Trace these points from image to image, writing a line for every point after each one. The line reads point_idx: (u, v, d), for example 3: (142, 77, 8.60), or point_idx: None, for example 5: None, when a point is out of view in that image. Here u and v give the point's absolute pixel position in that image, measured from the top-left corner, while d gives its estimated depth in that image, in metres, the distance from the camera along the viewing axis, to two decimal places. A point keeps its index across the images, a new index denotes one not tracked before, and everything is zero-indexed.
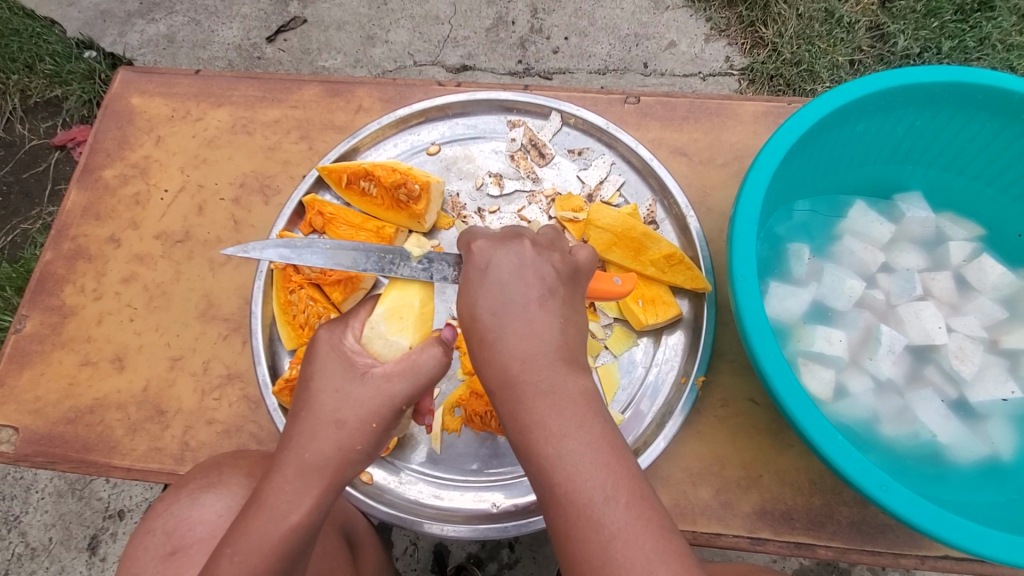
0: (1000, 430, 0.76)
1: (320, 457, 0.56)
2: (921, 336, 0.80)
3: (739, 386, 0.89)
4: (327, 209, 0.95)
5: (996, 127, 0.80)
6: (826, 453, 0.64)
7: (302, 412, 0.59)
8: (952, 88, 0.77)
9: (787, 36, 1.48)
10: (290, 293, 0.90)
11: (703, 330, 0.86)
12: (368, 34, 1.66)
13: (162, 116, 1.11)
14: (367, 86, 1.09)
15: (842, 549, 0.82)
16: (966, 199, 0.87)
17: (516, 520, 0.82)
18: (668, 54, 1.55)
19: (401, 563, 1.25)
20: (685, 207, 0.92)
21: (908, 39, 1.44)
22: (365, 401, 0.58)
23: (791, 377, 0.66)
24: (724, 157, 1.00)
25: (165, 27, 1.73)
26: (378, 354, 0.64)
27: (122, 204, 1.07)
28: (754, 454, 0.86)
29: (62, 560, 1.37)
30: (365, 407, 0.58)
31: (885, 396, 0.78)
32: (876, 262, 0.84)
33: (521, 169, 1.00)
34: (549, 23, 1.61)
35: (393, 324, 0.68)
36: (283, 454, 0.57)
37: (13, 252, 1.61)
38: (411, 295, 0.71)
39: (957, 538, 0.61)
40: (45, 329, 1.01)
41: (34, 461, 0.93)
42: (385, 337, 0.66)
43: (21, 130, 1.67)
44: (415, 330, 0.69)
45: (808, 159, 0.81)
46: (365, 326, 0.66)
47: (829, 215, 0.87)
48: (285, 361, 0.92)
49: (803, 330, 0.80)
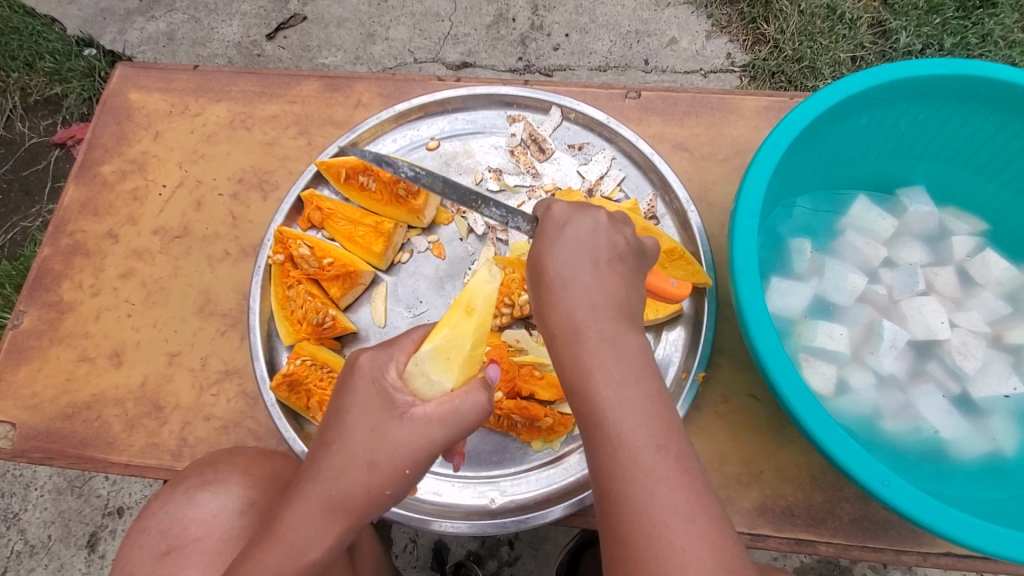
0: (1003, 426, 0.76)
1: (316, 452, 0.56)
2: (923, 331, 0.79)
3: (740, 381, 0.88)
4: (325, 204, 0.95)
5: (998, 121, 0.79)
6: (827, 449, 0.63)
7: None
8: (955, 82, 0.77)
9: (789, 33, 1.47)
10: (288, 288, 0.91)
11: (704, 325, 0.86)
12: (368, 31, 1.65)
13: (161, 111, 1.11)
14: (366, 81, 1.08)
15: (843, 545, 0.81)
16: (968, 193, 0.86)
17: (515, 516, 0.81)
18: (669, 51, 1.55)
19: (400, 560, 1.24)
20: (686, 202, 0.91)
21: (910, 35, 1.43)
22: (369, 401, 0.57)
23: (792, 371, 0.66)
24: (725, 152, 0.99)
25: (165, 24, 1.73)
26: (415, 391, 0.58)
27: (120, 200, 1.06)
28: (754, 450, 0.85)
29: (61, 557, 1.37)
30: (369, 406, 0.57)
31: (886, 392, 0.78)
32: (879, 256, 0.83)
33: (520, 164, 0.99)
34: (549, 20, 1.60)
35: (439, 363, 0.60)
36: None
37: (12, 249, 1.61)
38: (464, 336, 0.62)
39: (960, 534, 0.61)
40: (42, 325, 1.00)
41: (31, 457, 0.93)
42: (427, 375, 0.58)
43: (21, 128, 1.67)
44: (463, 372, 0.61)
45: (809, 153, 0.81)
46: (410, 361, 0.59)
47: (830, 210, 0.87)
48: (283, 356, 0.91)
49: (804, 325, 0.80)
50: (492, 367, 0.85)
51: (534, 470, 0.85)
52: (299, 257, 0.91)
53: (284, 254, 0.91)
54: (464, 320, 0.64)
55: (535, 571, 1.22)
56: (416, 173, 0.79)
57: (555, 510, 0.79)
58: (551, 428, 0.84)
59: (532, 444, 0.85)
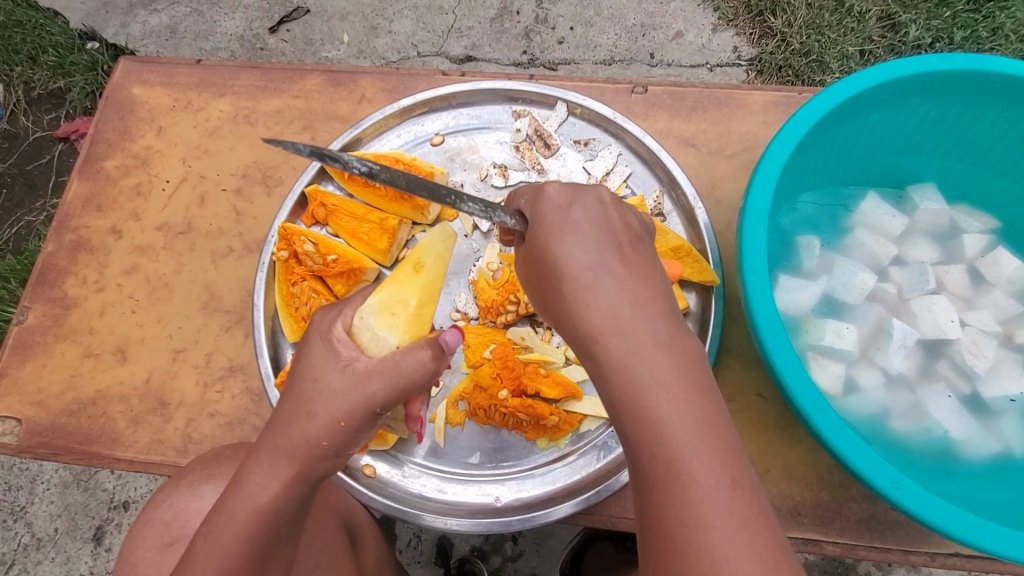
0: (1014, 426, 0.75)
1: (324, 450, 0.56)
2: (933, 330, 0.78)
3: (747, 379, 0.87)
4: (330, 200, 0.94)
5: (1013, 117, 0.78)
6: (837, 449, 0.63)
7: (300, 402, 0.58)
8: (969, 76, 0.75)
9: (796, 26, 1.45)
10: (292, 285, 0.91)
11: (711, 323, 0.85)
12: (371, 24, 1.64)
13: (163, 106, 1.10)
14: (369, 76, 1.07)
15: (850, 545, 0.81)
16: (980, 191, 0.85)
17: (520, 514, 0.81)
18: (675, 44, 1.53)
19: (404, 556, 1.24)
20: (693, 199, 0.90)
21: (920, 28, 1.41)
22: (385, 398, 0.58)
23: (801, 371, 0.65)
24: (733, 148, 0.98)
25: (167, 18, 1.71)
26: (365, 347, 0.63)
27: (123, 195, 1.06)
28: (761, 448, 0.85)
29: (68, 551, 1.38)
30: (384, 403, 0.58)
31: (895, 391, 0.77)
32: (889, 255, 0.82)
33: (526, 160, 0.98)
34: (554, 13, 1.58)
35: (383, 318, 0.67)
36: (285, 449, 0.57)
37: (16, 244, 1.61)
38: (408, 293, 0.71)
39: (972, 536, 0.60)
40: (47, 321, 1.00)
41: (36, 453, 0.93)
42: (373, 330, 0.65)
43: (24, 122, 1.66)
44: (407, 328, 0.68)
45: (819, 150, 0.80)
46: (356, 314, 0.65)
47: (840, 207, 0.86)
48: (287, 353, 0.91)
49: (814, 324, 0.79)
50: (498, 364, 0.84)
51: (539, 467, 0.84)
52: (303, 253, 0.91)
53: (288, 251, 0.91)
54: (409, 283, 0.73)
55: (539, 567, 1.22)
56: (372, 171, 0.59)
57: (561, 508, 0.79)
58: (557, 427, 0.84)
59: (537, 442, 0.85)
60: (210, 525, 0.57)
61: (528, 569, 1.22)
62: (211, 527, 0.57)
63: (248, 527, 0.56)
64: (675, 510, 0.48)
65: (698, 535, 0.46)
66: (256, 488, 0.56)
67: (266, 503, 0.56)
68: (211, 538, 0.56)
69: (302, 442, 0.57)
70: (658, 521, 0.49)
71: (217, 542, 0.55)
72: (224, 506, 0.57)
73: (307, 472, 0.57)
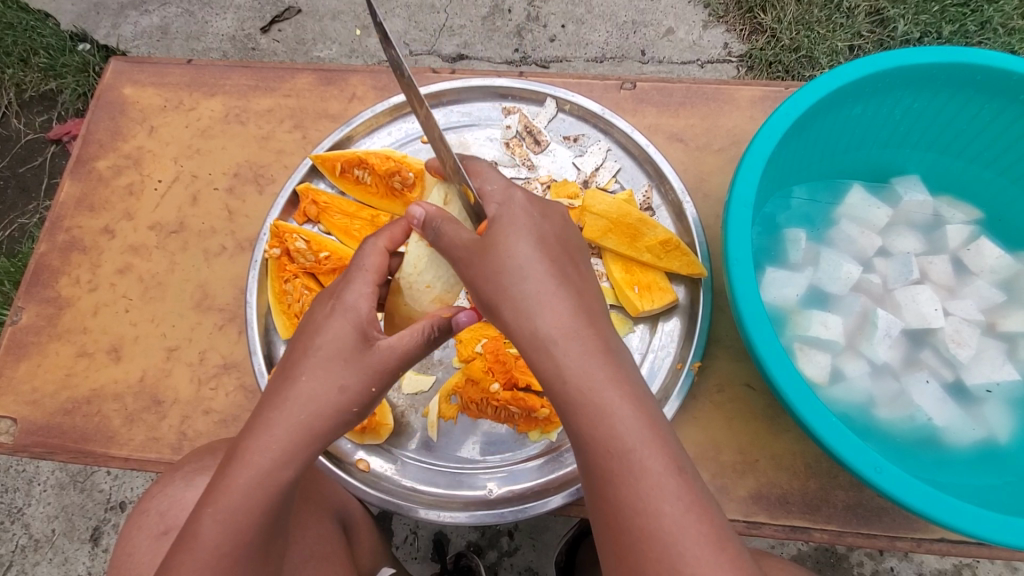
0: (998, 414, 0.76)
1: (289, 409, 0.59)
2: (917, 320, 0.80)
3: (734, 370, 0.89)
4: (321, 198, 0.95)
5: (993, 110, 0.79)
6: (821, 436, 0.64)
7: (298, 380, 0.60)
8: (949, 69, 0.77)
9: (786, 22, 1.47)
10: (284, 282, 0.92)
11: (699, 316, 0.86)
12: (363, 23, 1.65)
13: (155, 106, 1.11)
14: (360, 74, 1.08)
15: (837, 532, 0.82)
16: (964, 182, 0.86)
17: (513, 506, 0.81)
18: (666, 41, 1.54)
19: (401, 552, 1.25)
20: (681, 193, 0.91)
21: (908, 23, 1.42)
22: (354, 361, 0.61)
23: (785, 360, 0.66)
24: (721, 143, 0.99)
25: (159, 19, 1.71)
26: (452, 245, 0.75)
27: (115, 195, 1.06)
28: (750, 438, 0.86)
29: (65, 551, 1.38)
30: (351, 367, 0.61)
31: (881, 380, 0.78)
32: (874, 246, 0.83)
33: (516, 156, 0.99)
34: (545, 11, 1.59)
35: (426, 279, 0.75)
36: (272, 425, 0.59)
37: (10, 246, 1.61)
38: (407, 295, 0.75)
39: (954, 521, 0.61)
40: (40, 321, 1.00)
41: (32, 452, 0.93)
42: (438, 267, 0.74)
43: (16, 124, 1.66)
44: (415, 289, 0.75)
45: (803, 143, 0.81)
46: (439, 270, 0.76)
47: (826, 201, 0.87)
48: (257, 360, 0.87)
49: (800, 315, 0.80)
50: (490, 358, 0.87)
51: (533, 458, 0.85)
52: (295, 251, 0.92)
53: (280, 249, 0.92)
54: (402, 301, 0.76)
55: (535, 562, 1.23)
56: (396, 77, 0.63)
57: (554, 499, 0.79)
58: (549, 419, 0.85)
59: (530, 435, 0.86)
60: (201, 501, 0.59)
61: (524, 563, 1.23)
62: (204, 504, 0.58)
63: (235, 507, 0.57)
64: (615, 478, 0.54)
65: (634, 497, 0.53)
66: (256, 468, 0.58)
67: (251, 479, 0.58)
68: (201, 517, 0.58)
69: (284, 411, 0.59)
70: (602, 490, 0.55)
71: (209, 517, 0.57)
72: (211, 485, 0.59)
73: (290, 453, 0.59)
